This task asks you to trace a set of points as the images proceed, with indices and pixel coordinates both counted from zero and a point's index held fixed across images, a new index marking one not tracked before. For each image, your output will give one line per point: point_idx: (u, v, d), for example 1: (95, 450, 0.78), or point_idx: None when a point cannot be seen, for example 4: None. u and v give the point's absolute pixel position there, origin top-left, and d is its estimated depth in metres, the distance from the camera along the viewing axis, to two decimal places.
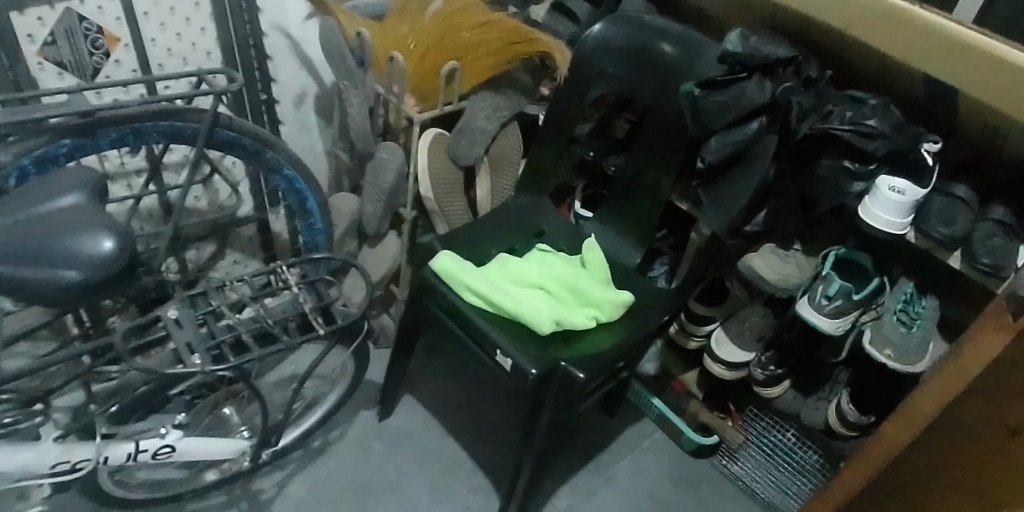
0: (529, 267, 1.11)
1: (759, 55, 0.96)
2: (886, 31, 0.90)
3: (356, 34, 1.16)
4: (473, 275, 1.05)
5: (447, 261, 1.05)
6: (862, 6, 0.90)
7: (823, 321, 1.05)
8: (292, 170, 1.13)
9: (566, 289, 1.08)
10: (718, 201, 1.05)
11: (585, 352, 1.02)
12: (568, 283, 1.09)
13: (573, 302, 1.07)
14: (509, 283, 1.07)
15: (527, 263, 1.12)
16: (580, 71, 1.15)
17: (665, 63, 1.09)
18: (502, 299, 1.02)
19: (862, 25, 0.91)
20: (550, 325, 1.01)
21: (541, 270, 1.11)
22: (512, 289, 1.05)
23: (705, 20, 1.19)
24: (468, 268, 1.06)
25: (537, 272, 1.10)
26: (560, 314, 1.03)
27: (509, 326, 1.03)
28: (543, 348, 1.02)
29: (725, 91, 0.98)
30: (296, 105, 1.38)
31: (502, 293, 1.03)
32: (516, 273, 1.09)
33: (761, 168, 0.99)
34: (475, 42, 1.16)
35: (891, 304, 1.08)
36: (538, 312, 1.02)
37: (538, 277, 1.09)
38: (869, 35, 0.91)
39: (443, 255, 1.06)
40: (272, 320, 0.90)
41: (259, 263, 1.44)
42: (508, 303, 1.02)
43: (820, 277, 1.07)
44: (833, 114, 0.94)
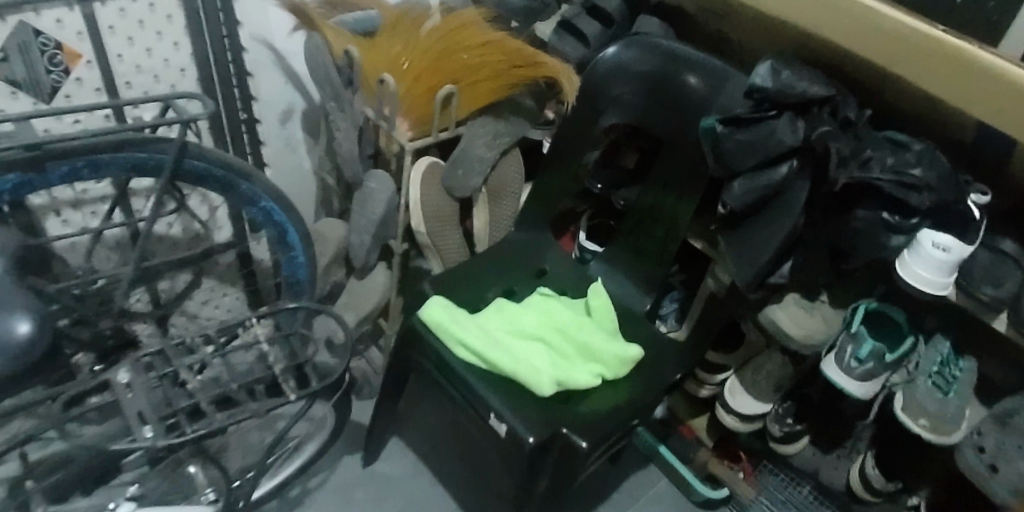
0: (529, 315, 1.01)
1: (791, 91, 0.85)
2: (939, 71, 0.78)
3: (344, 53, 1.07)
4: (466, 326, 0.95)
5: (438, 308, 0.96)
6: (911, 41, 0.79)
7: (851, 384, 0.96)
8: (270, 201, 1.03)
9: (569, 341, 0.99)
10: (740, 250, 0.95)
11: (589, 416, 0.92)
12: (572, 334, 0.99)
13: (576, 356, 0.98)
14: (506, 335, 0.97)
15: (526, 309, 1.02)
16: (591, 98, 1.05)
17: (683, 93, 0.99)
18: (498, 354, 0.93)
19: (912, 63, 0.80)
20: (550, 386, 0.91)
21: (542, 318, 1.01)
22: (511, 341, 0.96)
23: (726, 43, 1.09)
24: (460, 317, 0.96)
25: (538, 320, 1.00)
26: (562, 371, 0.94)
27: (505, 384, 0.93)
28: (542, 411, 0.92)
29: (751, 130, 0.88)
30: (281, 122, 1.28)
31: (499, 348, 0.94)
32: (515, 322, 0.99)
33: (790, 216, 0.89)
34: (476, 64, 1.06)
35: (926, 366, 0.97)
36: (538, 370, 0.92)
37: (539, 327, 0.99)
38: (919, 74, 0.80)
39: (435, 300, 0.97)
40: (237, 383, 0.81)
41: (240, 292, 1.35)
42: (504, 360, 0.92)
43: (850, 336, 0.96)
44: (872, 159, 0.84)
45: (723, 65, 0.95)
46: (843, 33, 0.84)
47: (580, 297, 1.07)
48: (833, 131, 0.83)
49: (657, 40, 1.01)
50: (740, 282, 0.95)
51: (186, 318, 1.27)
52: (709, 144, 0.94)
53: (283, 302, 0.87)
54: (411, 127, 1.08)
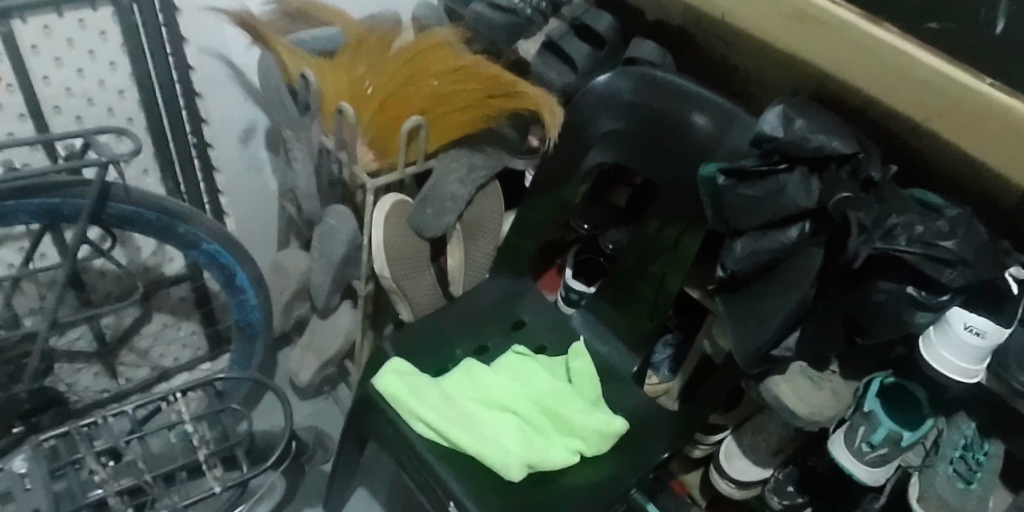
0: (501, 379, 0.90)
1: (805, 145, 0.73)
2: (998, 139, 0.63)
3: (299, 76, 0.95)
4: (425, 397, 0.84)
5: (398, 374, 0.85)
6: (968, 101, 0.64)
7: (860, 469, 0.85)
8: (213, 243, 0.93)
9: (544, 413, 0.88)
10: (741, 318, 0.83)
11: (564, 505, 0.80)
12: (548, 404, 0.89)
13: (552, 429, 0.87)
14: (473, 405, 0.86)
15: (498, 372, 0.91)
16: (576, 134, 0.93)
17: (681, 133, 0.86)
18: (462, 430, 0.82)
19: (966, 126, 0.65)
20: (521, 470, 0.80)
21: (516, 383, 0.90)
22: (478, 413, 0.85)
23: (731, 70, 0.95)
24: (422, 386, 0.85)
25: (510, 385, 0.90)
26: (533, 450, 0.83)
27: (468, 464, 0.82)
28: (510, 498, 0.80)
29: (758, 185, 0.75)
30: (242, 143, 1.17)
31: (464, 422, 0.83)
32: (485, 389, 0.89)
33: (800, 287, 0.76)
34: (447, 93, 0.94)
35: (947, 451, 0.85)
36: (507, 449, 0.81)
37: (511, 395, 0.88)
38: (974, 140, 0.65)
39: (395, 364, 0.87)
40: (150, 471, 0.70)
41: (196, 323, 1.25)
42: (469, 438, 0.81)
43: (862, 416, 0.84)
44: (901, 232, 0.69)
45: (729, 104, 0.82)
46: (855, 70, 0.72)
47: (559, 358, 0.97)
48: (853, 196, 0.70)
49: (651, 70, 0.87)
50: (740, 356, 0.83)
51: (135, 352, 1.18)
52: (710, 195, 0.81)
53: (212, 372, 0.76)
54: (377, 157, 0.98)
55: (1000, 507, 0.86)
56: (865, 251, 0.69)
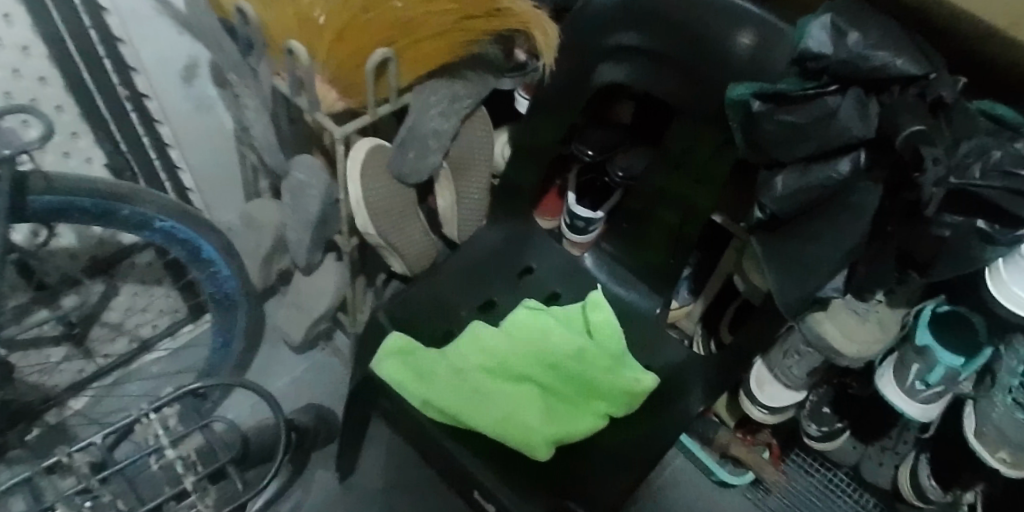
0: (514, 343, 0.81)
1: (864, 63, 0.58)
2: None
3: (236, 11, 0.79)
4: (434, 381, 0.76)
5: (399, 354, 0.77)
6: None
7: (912, 407, 0.80)
8: (166, 220, 0.81)
9: (564, 376, 0.80)
10: (779, 260, 0.72)
11: (596, 479, 0.75)
12: (569, 366, 0.81)
13: (574, 394, 0.79)
14: (487, 377, 0.78)
15: (510, 335, 0.82)
16: (576, 52, 0.78)
17: (705, 46, 0.71)
18: (479, 411, 0.75)
19: None
20: (547, 449, 0.74)
21: (531, 346, 0.81)
22: (492, 387, 0.77)
23: None
24: (428, 363, 0.77)
25: (525, 349, 0.81)
26: (558, 423, 0.76)
27: (489, 446, 0.76)
28: (539, 479, 0.75)
29: (802, 111, 0.62)
30: (184, 85, 1.00)
31: (479, 400, 0.76)
32: (496, 356, 0.80)
33: (853, 228, 0.65)
34: (416, 18, 0.77)
35: (1005, 380, 0.76)
36: (530, 427, 0.74)
37: (526, 360, 0.80)
38: None
39: (395, 344, 0.78)
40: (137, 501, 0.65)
41: (171, 289, 1.15)
42: (486, 419, 0.74)
43: (916, 354, 0.77)
44: (976, 161, 0.57)
45: (765, 13, 0.67)
46: None
47: (575, 306, 0.87)
48: (928, 126, 0.57)
49: None
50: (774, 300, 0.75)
51: (108, 327, 1.10)
52: (739, 122, 0.68)
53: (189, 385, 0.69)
54: (341, 97, 0.83)
55: None
56: (942, 190, 0.58)
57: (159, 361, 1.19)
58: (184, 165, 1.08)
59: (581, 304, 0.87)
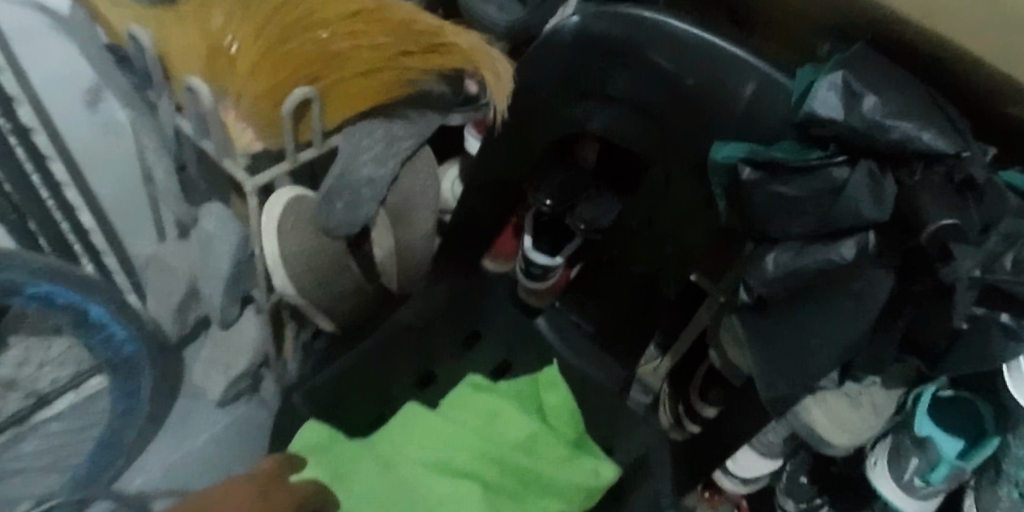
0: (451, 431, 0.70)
1: (881, 135, 0.48)
2: None
3: (131, 38, 0.67)
4: (365, 485, 0.65)
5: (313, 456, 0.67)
6: None
7: (909, 505, 0.73)
8: (42, 284, 0.72)
9: (513, 471, 0.68)
10: (766, 349, 0.61)
11: None
12: (518, 457, 0.69)
13: (524, 492, 0.68)
14: (417, 474, 0.66)
15: (447, 421, 0.70)
16: (537, 92, 0.67)
17: (689, 97, 0.61)
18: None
19: None
20: None
21: (473, 434, 0.70)
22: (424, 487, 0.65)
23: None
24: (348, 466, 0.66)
25: (464, 436, 0.69)
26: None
27: None
28: None
29: (801, 182, 0.53)
30: (83, 114, 0.87)
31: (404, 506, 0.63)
32: (431, 447, 0.68)
33: (852, 323, 0.55)
34: (345, 53, 0.65)
35: (1014, 472, 0.65)
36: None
37: (466, 451, 0.68)
38: None
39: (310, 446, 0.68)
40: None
41: None
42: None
43: (916, 446, 0.70)
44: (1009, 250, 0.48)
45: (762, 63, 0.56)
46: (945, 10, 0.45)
47: (527, 383, 0.76)
48: (960, 215, 0.47)
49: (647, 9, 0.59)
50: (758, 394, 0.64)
51: None
52: (723, 184, 0.59)
53: None
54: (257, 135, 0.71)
55: None
56: (968, 285, 0.48)
57: (61, 420, 0.94)
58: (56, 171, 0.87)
59: (533, 382, 0.77)
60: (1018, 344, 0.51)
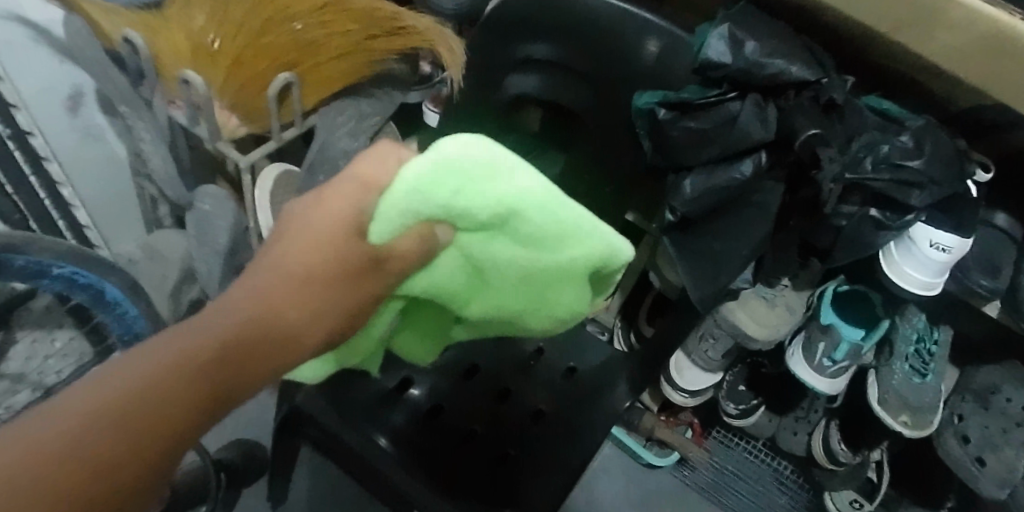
0: (428, 338, 0.64)
1: (761, 71, 0.64)
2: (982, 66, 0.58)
3: (123, 40, 0.75)
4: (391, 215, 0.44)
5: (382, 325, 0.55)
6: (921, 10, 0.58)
7: (821, 382, 0.86)
8: (66, 266, 0.76)
9: (527, 207, 0.47)
10: (687, 255, 0.76)
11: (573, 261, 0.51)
12: (523, 204, 0.47)
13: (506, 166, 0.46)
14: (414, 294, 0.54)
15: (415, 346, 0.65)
16: (481, 68, 0.77)
17: (616, 66, 0.71)
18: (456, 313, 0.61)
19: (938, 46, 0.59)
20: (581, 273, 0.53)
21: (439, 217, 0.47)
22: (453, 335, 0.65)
23: None
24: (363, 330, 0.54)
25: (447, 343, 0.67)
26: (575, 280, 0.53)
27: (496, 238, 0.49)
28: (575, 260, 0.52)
29: (704, 117, 0.67)
30: (70, 113, 0.93)
31: (440, 321, 0.62)
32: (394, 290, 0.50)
33: (757, 228, 0.71)
34: (315, 41, 0.76)
35: (903, 348, 0.86)
36: (537, 278, 0.52)
37: (453, 277, 0.52)
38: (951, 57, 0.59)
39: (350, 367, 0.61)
40: (244, 363, 0.40)
41: (72, 330, 0.99)
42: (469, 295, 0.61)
43: (823, 332, 0.83)
44: (868, 155, 0.65)
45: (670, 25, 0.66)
46: None
47: (449, 152, 0.44)
48: (825, 129, 0.63)
49: None
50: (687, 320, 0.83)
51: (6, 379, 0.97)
52: (646, 127, 0.71)
53: None
54: (242, 119, 0.80)
55: (950, 386, 0.93)
56: (839, 185, 0.65)
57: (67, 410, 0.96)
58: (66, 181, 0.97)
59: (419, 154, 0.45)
60: (884, 229, 0.70)
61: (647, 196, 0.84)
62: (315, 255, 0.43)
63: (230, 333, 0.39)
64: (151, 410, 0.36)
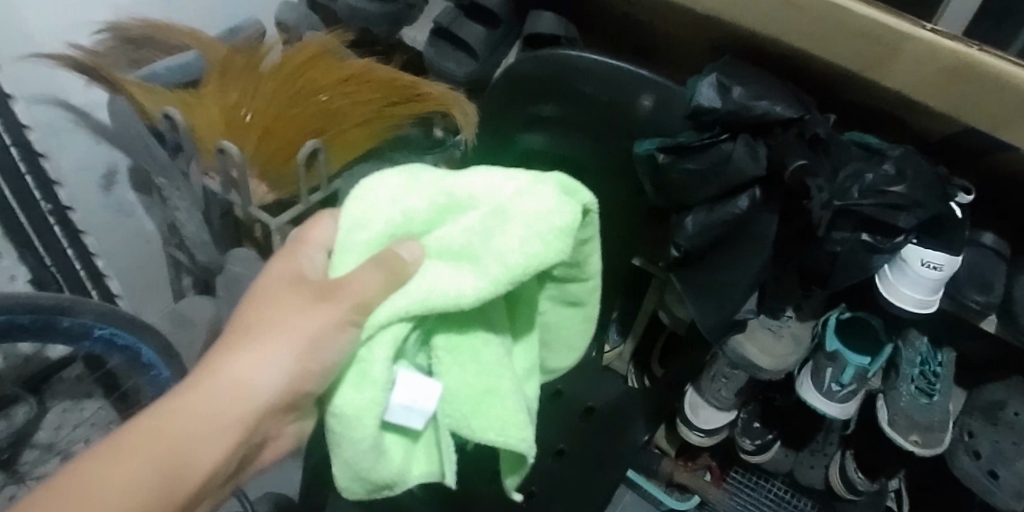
0: (491, 423, 0.49)
1: (748, 113, 0.70)
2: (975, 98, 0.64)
3: (162, 116, 0.81)
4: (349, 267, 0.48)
5: (383, 370, 0.44)
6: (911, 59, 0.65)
7: (832, 408, 0.89)
8: (107, 327, 0.80)
9: (476, 197, 0.49)
10: (694, 289, 0.82)
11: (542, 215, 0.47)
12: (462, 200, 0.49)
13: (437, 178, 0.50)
14: (405, 325, 0.45)
15: (483, 434, 0.49)
16: (493, 126, 0.85)
17: (617, 116, 0.78)
18: (497, 364, 0.49)
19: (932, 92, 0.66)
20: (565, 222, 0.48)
21: (400, 240, 0.48)
22: (518, 408, 0.49)
23: (637, 42, 0.90)
24: (341, 387, 0.45)
25: (521, 428, 0.49)
26: (558, 230, 0.47)
27: (466, 241, 0.47)
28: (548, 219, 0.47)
29: (700, 158, 0.73)
30: (104, 191, 0.99)
31: (483, 392, 0.48)
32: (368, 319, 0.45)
33: (759, 257, 0.76)
34: (338, 109, 0.83)
35: (908, 370, 0.91)
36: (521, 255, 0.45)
37: (444, 289, 0.44)
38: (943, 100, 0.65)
39: (396, 472, 0.49)
40: (201, 414, 0.43)
41: (100, 400, 1.02)
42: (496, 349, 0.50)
43: (829, 358, 0.87)
44: (854, 184, 0.71)
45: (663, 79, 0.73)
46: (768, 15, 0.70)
47: (370, 195, 0.48)
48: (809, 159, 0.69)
49: (560, 50, 0.76)
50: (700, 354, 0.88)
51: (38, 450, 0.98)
52: (647, 171, 0.77)
53: None
54: (270, 184, 0.85)
55: (959, 407, 0.96)
56: (829, 211, 0.69)
57: None
58: (99, 251, 1.03)
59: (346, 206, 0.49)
60: (877, 254, 0.76)
61: (651, 237, 0.89)
62: (282, 313, 0.47)
63: (184, 398, 0.44)
64: (86, 490, 0.38)
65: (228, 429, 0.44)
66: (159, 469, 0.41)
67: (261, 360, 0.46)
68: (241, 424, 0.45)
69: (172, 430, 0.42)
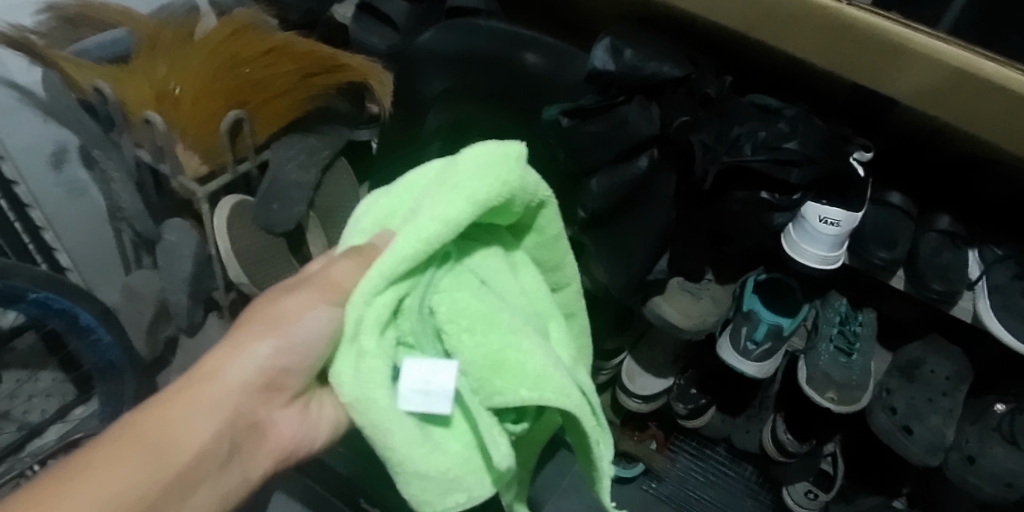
0: (518, 379, 0.47)
1: (639, 73, 0.73)
2: (910, 73, 0.63)
3: (93, 89, 0.85)
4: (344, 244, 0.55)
5: (373, 339, 0.47)
6: (848, 41, 0.64)
7: (749, 366, 0.91)
8: (41, 291, 0.86)
9: (436, 178, 0.53)
10: (604, 249, 0.84)
11: (483, 161, 0.51)
12: (428, 183, 0.54)
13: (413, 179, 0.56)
14: (393, 290, 0.49)
15: (516, 393, 0.47)
16: (408, 97, 0.88)
17: (522, 81, 0.81)
18: (511, 326, 0.49)
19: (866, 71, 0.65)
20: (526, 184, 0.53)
21: (384, 230, 0.53)
22: (545, 361, 0.48)
23: (560, 15, 0.92)
24: (344, 374, 0.47)
25: (553, 379, 0.48)
26: (501, 158, 0.51)
27: (435, 199, 0.50)
28: (493, 164, 0.51)
29: (600, 121, 0.74)
30: (54, 169, 1.03)
31: (498, 355, 0.48)
32: (350, 297, 0.49)
33: (660, 214, 0.79)
34: (261, 79, 0.88)
35: (826, 330, 0.93)
36: (477, 195, 0.49)
37: (410, 234, 0.48)
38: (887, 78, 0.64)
39: (455, 471, 0.48)
40: (189, 398, 0.49)
41: (55, 370, 1.08)
42: (504, 314, 0.50)
43: (743, 316, 0.90)
44: (744, 141, 0.73)
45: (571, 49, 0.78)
46: None
47: (370, 206, 0.56)
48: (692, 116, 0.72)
49: (476, 21, 0.82)
50: None
51: None
52: (559, 140, 0.78)
53: None
54: (201, 155, 0.88)
55: (883, 368, 0.97)
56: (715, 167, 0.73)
57: None
58: (48, 226, 1.06)
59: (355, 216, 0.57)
60: (776, 211, 0.77)
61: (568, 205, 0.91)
62: (253, 314, 0.53)
63: (174, 385, 0.49)
64: (91, 463, 0.44)
65: (213, 413, 0.49)
66: (152, 444, 0.46)
67: (240, 350, 0.51)
68: (228, 406, 0.50)
69: (157, 423, 0.47)
